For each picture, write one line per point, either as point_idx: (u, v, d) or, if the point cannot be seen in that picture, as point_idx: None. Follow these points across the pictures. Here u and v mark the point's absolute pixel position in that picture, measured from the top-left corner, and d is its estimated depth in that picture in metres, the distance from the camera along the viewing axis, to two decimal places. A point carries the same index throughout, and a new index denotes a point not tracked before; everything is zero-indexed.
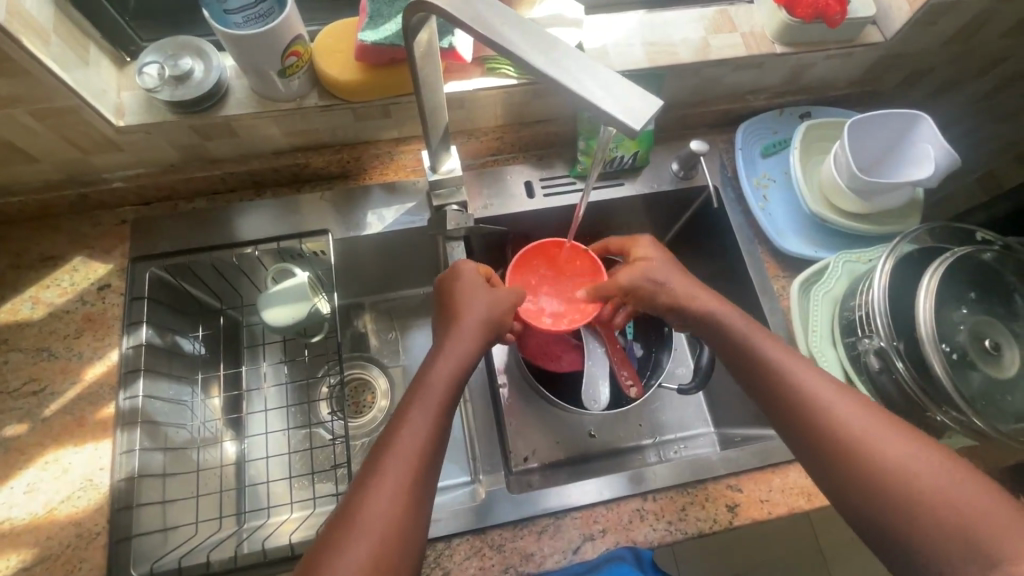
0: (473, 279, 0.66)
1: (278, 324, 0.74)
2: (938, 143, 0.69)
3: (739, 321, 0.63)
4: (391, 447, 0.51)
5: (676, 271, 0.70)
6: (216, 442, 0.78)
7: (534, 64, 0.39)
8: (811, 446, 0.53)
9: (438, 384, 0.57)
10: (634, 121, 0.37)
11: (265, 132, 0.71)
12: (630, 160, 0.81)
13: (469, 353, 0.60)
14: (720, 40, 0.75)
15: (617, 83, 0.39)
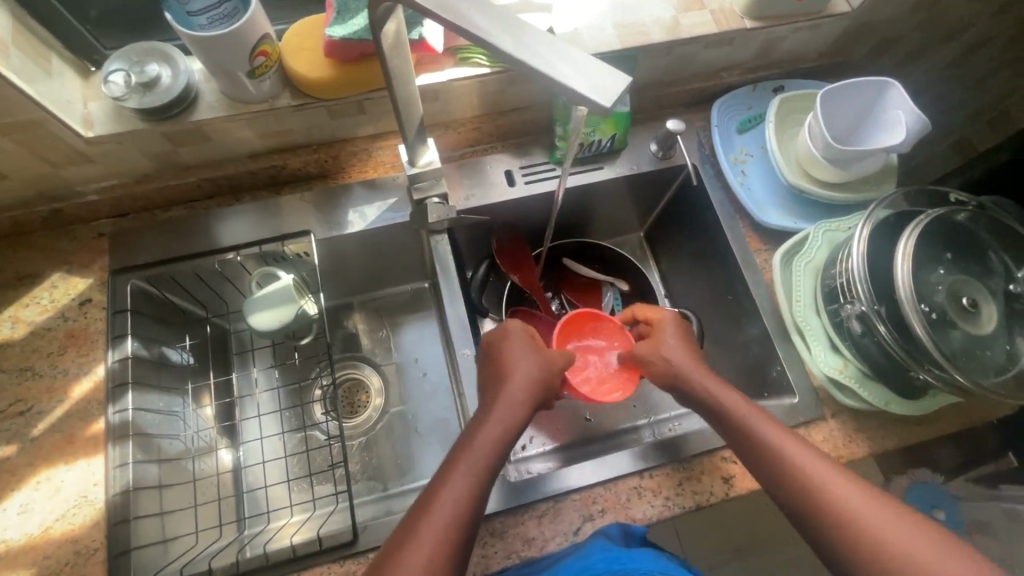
0: (518, 341, 0.67)
1: (265, 328, 0.74)
2: (908, 108, 0.69)
3: (723, 388, 0.63)
4: (423, 517, 0.51)
5: (686, 351, 0.69)
6: (210, 450, 0.78)
7: (502, 48, 0.39)
8: (803, 519, 0.53)
9: (482, 448, 0.57)
10: (605, 100, 0.38)
11: (238, 135, 0.70)
12: (608, 143, 0.81)
13: (515, 417, 0.60)
14: (689, 18, 0.75)
15: (586, 63, 0.39)
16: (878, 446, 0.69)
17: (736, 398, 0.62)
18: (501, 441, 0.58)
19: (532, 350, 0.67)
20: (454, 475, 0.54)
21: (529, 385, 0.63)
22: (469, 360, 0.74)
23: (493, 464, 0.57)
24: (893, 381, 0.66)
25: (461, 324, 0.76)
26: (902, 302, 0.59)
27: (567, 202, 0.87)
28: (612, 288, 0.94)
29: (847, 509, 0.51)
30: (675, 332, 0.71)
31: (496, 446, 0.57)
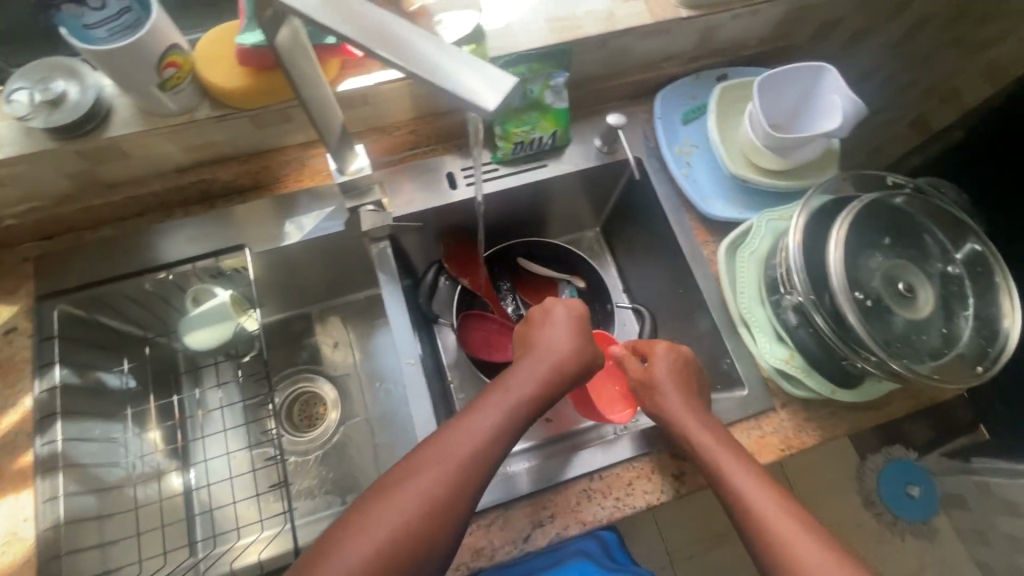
0: (560, 323, 0.69)
1: (201, 347, 0.75)
2: (844, 93, 0.69)
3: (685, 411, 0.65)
4: (433, 455, 0.55)
5: (676, 391, 0.67)
6: (157, 476, 0.75)
7: (378, 53, 0.38)
8: (747, 540, 0.56)
9: (499, 407, 0.59)
10: (490, 104, 0.36)
11: (160, 150, 0.67)
12: (550, 140, 0.79)
13: (538, 389, 0.62)
14: (623, 10, 0.74)
15: (466, 64, 0.37)
16: (828, 434, 0.69)
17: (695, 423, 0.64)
18: (522, 408, 0.60)
19: (578, 328, 0.68)
20: (473, 422, 0.57)
21: (559, 358, 0.65)
22: (415, 369, 0.72)
23: (508, 431, 0.59)
24: (833, 370, 0.67)
25: (406, 332, 0.74)
26: (828, 295, 0.59)
27: (515, 201, 0.86)
28: (568, 285, 0.92)
29: (778, 539, 0.54)
30: (668, 364, 0.69)
31: (515, 410, 0.60)
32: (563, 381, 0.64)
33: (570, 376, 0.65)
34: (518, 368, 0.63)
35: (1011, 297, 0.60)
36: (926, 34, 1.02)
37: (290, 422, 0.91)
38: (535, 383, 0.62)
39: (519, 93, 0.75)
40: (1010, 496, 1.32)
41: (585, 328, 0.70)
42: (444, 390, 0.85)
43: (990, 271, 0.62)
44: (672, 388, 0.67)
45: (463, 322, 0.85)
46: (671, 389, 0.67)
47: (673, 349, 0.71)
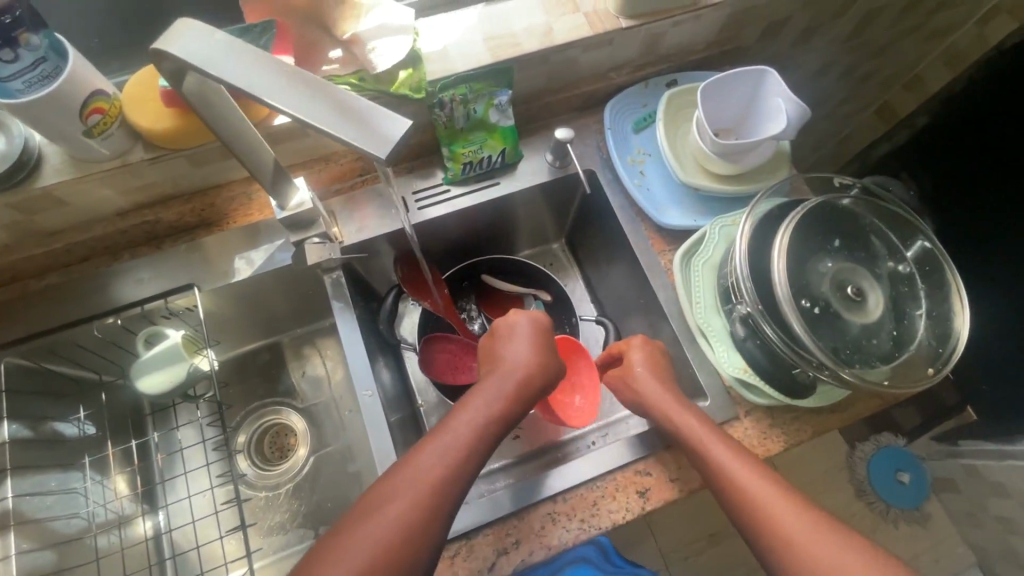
0: (524, 335, 0.67)
1: (154, 392, 0.73)
2: (786, 96, 0.68)
3: (678, 410, 0.63)
4: (396, 484, 0.52)
5: (655, 380, 0.67)
6: (131, 520, 0.75)
7: (273, 103, 0.37)
8: (749, 539, 0.54)
9: (468, 426, 0.57)
10: (384, 151, 0.36)
11: (97, 195, 0.66)
12: (499, 159, 0.79)
13: (507, 404, 0.60)
14: (563, 24, 0.73)
15: (357, 108, 0.37)
16: (792, 440, 0.68)
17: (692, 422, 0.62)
18: (487, 428, 0.58)
19: (540, 340, 0.67)
20: (435, 448, 0.55)
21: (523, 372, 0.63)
22: (372, 400, 0.72)
23: (473, 452, 0.56)
24: (780, 381, 0.67)
25: (361, 361, 0.74)
26: (777, 305, 0.58)
27: (471, 220, 0.85)
28: (534, 300, 0.91)
29: (780, 535, 0.51)
30: (643, 359, 0.70)
31: (480, 430, 0.57)
32: (527, 397, 0.62)
33: (535, 390, 0.63)
34: (481, 387, 0.61)
35: (960, 293, 0.61)
36: (879, 25, 1.01)
37: (260, 456, 0.90)
38: (498, 399, 0.60)
39: (461, 114, 0.74)
40: (998, 478, 1.32)
41: (548, 340, 0.68)
42: (412, 415, 0.83)
43: (938, 268, 0.62)
44: (658, 388, 0.66)
45: (426, 346, 0.84)
46: (656, 388, 0.67)
47: (647, 341, 0.72)
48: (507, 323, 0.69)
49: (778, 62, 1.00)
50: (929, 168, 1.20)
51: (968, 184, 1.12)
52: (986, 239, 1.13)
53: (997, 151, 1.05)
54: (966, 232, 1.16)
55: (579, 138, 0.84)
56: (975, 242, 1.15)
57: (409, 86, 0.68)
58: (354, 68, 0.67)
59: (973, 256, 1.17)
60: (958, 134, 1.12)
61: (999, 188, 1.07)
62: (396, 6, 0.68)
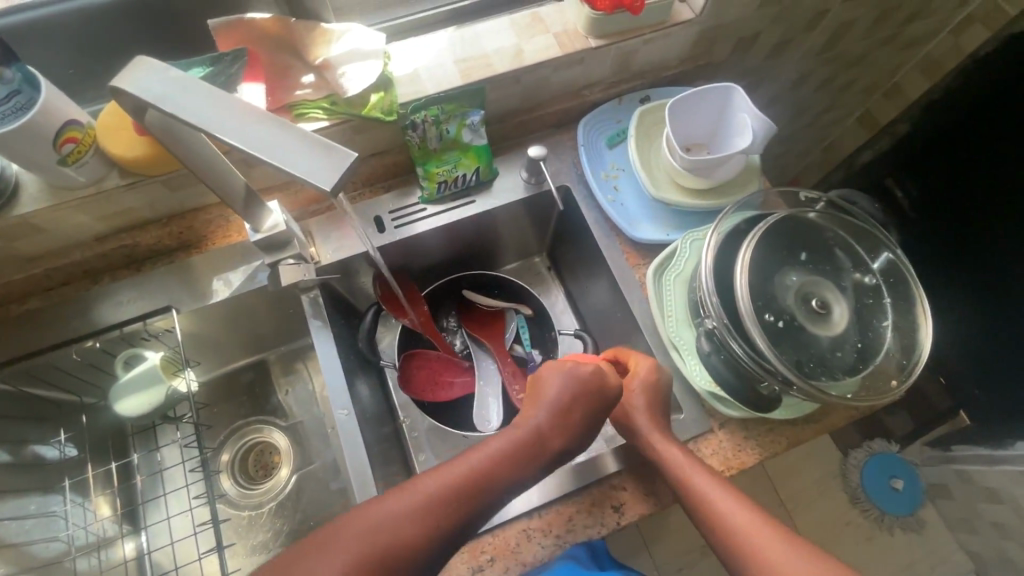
0: (585, 389, 0.61)
1: (132, 414, 0.74)
2: (752, 112, 0.70)
3: (656, 431, 0.64)
4: (393, 507, 0.50)
5: (640, 405, 0.65)
6: (114, 540, 0.75)
7: (224, 139, 0.38)
8: (723, 553, 0.56)
9: (490, 474, 0.54)
10: (331, 182, 0.37)
11: (75, 221, 0.67)
12: (474, 177, 0.80)
13: (537, 464, 0.58)
14: (533, 45, 0.74)
15: (307, 143, 0.38)
16: (767, 452, 0.68)
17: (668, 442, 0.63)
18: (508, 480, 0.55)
19: (591, 391, 0.61)
20: (448, 483, 0.53)
21: (556, 427, 0.60)
22: (348, 418, 0.72)
23: (482, 499, 0.53)
24: (744, 398, 0.65)
25: (338, 379, 0.74)
26: (741, 320, 0.59)
27: (449, 238, 0.85)
28: (516, 313, 0.91)
29: (755, 552, 0.54)
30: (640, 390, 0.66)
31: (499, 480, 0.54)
32: (551, 455, 0.59)
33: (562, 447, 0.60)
34: (514, 431, 0.58)
35: (924, 307, 0.61)
36: (851, 37, 1.03)
37: (244, 474, 0.90)
38: (525, 451, 0.57)
39: (434, 135, 0.75)
40: (990, 484, 1.31)
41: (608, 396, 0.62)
42: (394, 431, 0.84)
43: (903, 280, 0.62)
44: (644, 414, 0.65)
45: (405, 362, 0.84)
46: (642, 410, 0.65)
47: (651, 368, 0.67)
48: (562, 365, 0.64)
49: (752, 75, 1.01)
50: (917, 171, 1.20)
51: (955, 188, 1.13)
52: (972, 243, 1.14)
53: (982, 155, 1.06)
54: (951, 237, 1.18)
55: (555, 155, 0.85)
56: (960, 245, 1.17)
57: (381, 108, 0.69)
58: (326, 93, 0.68)
59: (959, 262, 1.18)
60: (947, 138, 1.12)
61: (982, 192, 1.08)
62: (368, 32, 0.70)
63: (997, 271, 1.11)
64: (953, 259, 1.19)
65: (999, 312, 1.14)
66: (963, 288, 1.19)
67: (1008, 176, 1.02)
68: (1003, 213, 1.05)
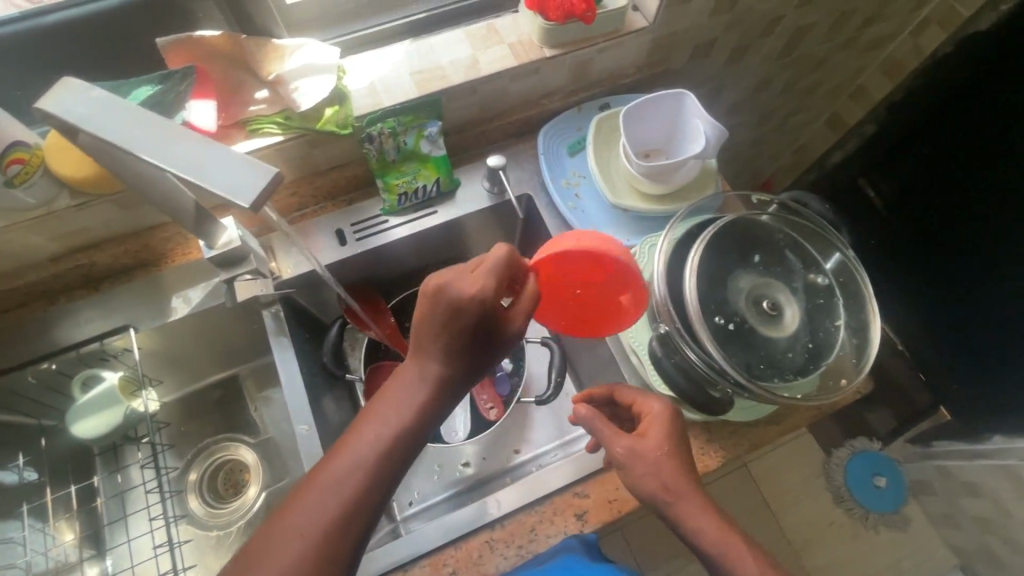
0: (465, 311, 0.49)
1: (91, 435, 0.75)
2: (704, 116, 0.71)
3: (666, 464, 0.55)
4: (290, 521, 0.45)
5: (658, 440, 0.57)
6: (73, 566, 0.74)
7: (148, 158, 0.38)
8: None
9: (386, 428, 0.48)
10: (250, 199, 0.37)
11: (27, 242, 0.67)
12: (434, 188, 0.80)
13: (444, 399, 0.51)
14: (488, 55, 0.75)
15: (231, 159, 0.38)
16: (729, 455, 0.68)
17: (673, 475, 0.55)
18: (409, 431, 0.49)
19: (472, 314, 0.49)
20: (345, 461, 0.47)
21: (462, 349, 0.50)
22: (309, 434, 0.72)
23: (392, 455, 0.48)
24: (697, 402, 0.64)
25: (299, 394, 0.74)
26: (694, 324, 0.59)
27: (415, 248, 0.85)
28: None
29: None
30: (663, 432, 0.57)
31: (397, 435, 0.49)
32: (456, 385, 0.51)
33: (472, 372, 0.52)
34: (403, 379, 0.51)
35: (875, 308, 0.63)
36: (810, 42, 1.05)
37: (213, 493, 0.88)
38: (423, 397, 0.50)
39: (392, 147, 0.75)
40: (970, 479, 1.31)
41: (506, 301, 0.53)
42: None
43: (854, 280, 0.64)
44: (662, 485, 0.55)
45: (372, 375, 0.84)
46: (658, 474, 0.55)
47: (663, 408, 0.59)
48: (446, 280, 0.50)
49: (713, 80, 1.03)
50: (886, 172, 1.21)
51: (924, 187, 1.14)
52: (943, 240, 1.15)
53: (947, 152, 1.07)
54: (923, 237, 1.20)
55: (517, 164, 0.86)
56: (932, 241, 1.18)
57: (336, 122, 0.70)
58: (280, 108, 0.69)
59: (935, 256, 1.19)
60: (912, 139, 1.13)
61: (953, 189, 1.09)
62: (321, 46, 0.71)
63: (971, 266, 1.13)
64: (929, 251, 1.20)
65: (974, 305, 1.15)
66: (938, 283, 1.21)
67: (981, 172, 1.03)
68: (972, 210, 1.08)
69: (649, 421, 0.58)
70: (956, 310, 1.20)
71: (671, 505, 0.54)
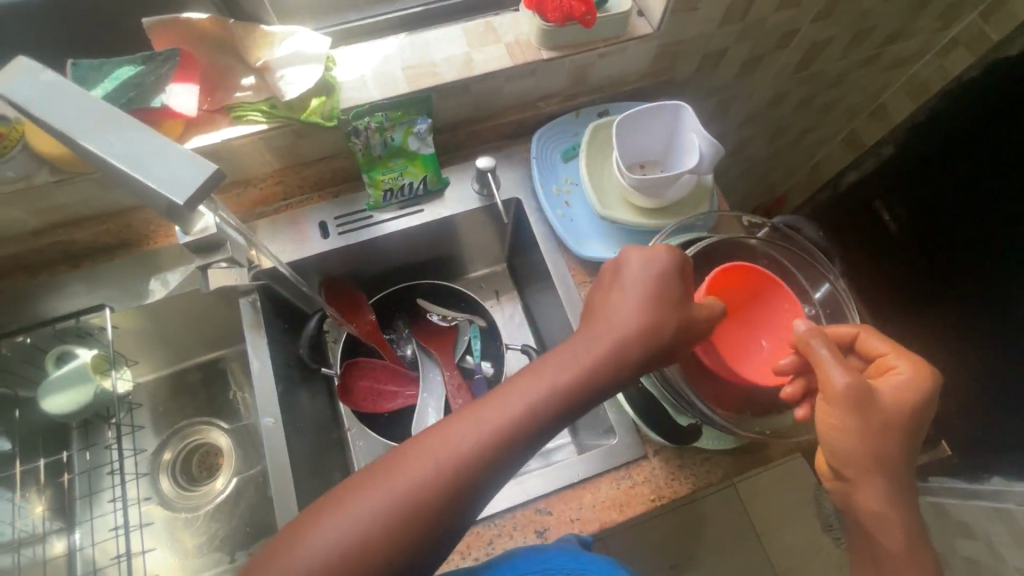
0: (643, 290, 0.56)
1: (61, 411, 0.75)
2: (700, 131, 0.69)
3: (897, 429, 0.53)
4: (431, 444, 0.50)
5: (895, 406, 0.54)
6: (38, 538, 0.74)
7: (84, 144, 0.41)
8: (859, 539, 0.56)
9: (545, 388, 0.53)
10: (186, 197, 0.40)
11: (7, 216, 0.67)
12: (421, 186, 0.79)
13: (603, 381, 0.54)
14: (483, 54, 0.73)
15: (174, 155, 0.42)
16: (701, 484, 0.66)
17: (897, 441, 0.54)
18: (551, 401, 0.52)
19: (654, 293, 0.56)
20: (504, 403, 0.52)
21: (630, 332, 0.55)
22: (275, 426, 0.71)
23: (543, 417, 0.52)
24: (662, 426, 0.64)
25: (270, 386, 0.73)
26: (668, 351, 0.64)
27: (402, 245, 0.84)
28: (469, 324, 0.88)
29: (885, 549, 0.55)
30: (905, 396, 0.54)
31: (539, 402, 0.52)
32: (615, 371, 0.54)
33: (630, 356, 0.55)
34: (561, 352, 0.55)
35: None
36: (826, 58, 1.01)
37: (186, 475, 0.88)
38: (581, 370, 0.54)
39: (378, 142, 0.74)
40: None
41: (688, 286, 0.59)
42: (336, 440, 0.83)
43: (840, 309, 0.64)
44: (867, 452, 0.53)
45: (347, 371, 0.82)
46: (874, 436, 0.53)
47: (920, 377, 0.55)
48: (636, 259, 0.58)
49: (723, 92, 0.99)
50: (904, 194, 1.16)
51: (946, 208, 1.08)
52: (965, 265, 1.09)
53: (974, 170, 1.01)
54: (947, 260, 1.12)
55: (509, 166, 0.84)
56: (956, 267, 1.11)
57: (321, 114, 0.69)
58: (266, 96, 0.68)
59: (960, 284, 1.11)
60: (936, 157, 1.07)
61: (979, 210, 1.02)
62: (312, 35, 0.70)
63: (994, 295, 1.04)
64: (949, 278, 1.13)
65: (993, 340, 1.07)
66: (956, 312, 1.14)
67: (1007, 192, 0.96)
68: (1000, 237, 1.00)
69: (892, 379, 0.55)
70: (975, 345, 1.11)
71: (854, 474, 0.54)
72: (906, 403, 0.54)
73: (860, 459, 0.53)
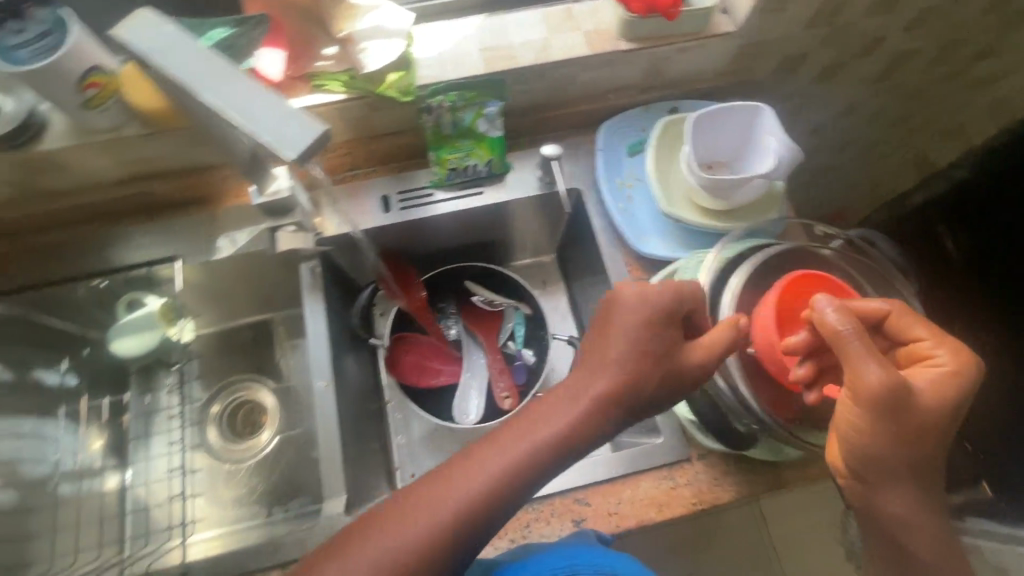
0: (644, 328, 0.55)
1: (128, 353, 0.79)
2: (780, 134, 0.67)
3: (931, 431, 0.52)
4: (443, 486, 0.51)
5: (935, 404, 0.51)
6: (96, 472, 0.78)
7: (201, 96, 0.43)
8: (886, 545, 0.57)
9: (548, 423, 0.53)
10: (295, 153, 0.41)
11: (96, 164, 0.71)
12: (485, 169, 0.79)
13: (610, 415, 0.54)
14: (560, 40, 0.73)
15: (282, 111, 0.42)
16: (743, 493, 0.65)
17: (928, 444, 0.53)
18: (560, 434, 0.53)
19: (654, 333, 0.55)
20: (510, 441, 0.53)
21: (635, 369, 0.54)
22: (326, 389, 0.74)
23: (551, 449, 0.53)
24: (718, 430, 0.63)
25: (323, 351, 0.75)
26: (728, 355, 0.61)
27: (459, 226, 0.84)
28: (515, 311, 0.88)
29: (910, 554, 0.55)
30: (942, 396, 0.52)
31: (547, 436, 0.53)
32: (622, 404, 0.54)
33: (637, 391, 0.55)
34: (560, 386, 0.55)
35: None
36: (909, 71, 0.97)
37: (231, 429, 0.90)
38: (587, 406, 0.54)
39: (449, 121, 0.75)
40: None
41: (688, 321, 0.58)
42: (378, 411, 0.84)
43: None
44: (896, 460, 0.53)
45: (394, 345, 0.84)
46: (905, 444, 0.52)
47: (960, 366, 0.52)
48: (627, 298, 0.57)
49: (796, 99, 0.97)
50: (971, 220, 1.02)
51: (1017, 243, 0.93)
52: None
53: None
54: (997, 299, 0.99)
55: (573, 156, 0.83)
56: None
57: (398, 88, 0.70)
58: (346, 67, 0.69)
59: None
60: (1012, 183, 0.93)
61: None
62: (396, 9, 0.70)
63: None
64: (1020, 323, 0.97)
65: None
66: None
67: None
68: None
69: (925, 375, 0.52)
70: None
71: (887, 487, 0.54)
72: (943, 397, 0.51)
73: (886, 463, 0.53)
